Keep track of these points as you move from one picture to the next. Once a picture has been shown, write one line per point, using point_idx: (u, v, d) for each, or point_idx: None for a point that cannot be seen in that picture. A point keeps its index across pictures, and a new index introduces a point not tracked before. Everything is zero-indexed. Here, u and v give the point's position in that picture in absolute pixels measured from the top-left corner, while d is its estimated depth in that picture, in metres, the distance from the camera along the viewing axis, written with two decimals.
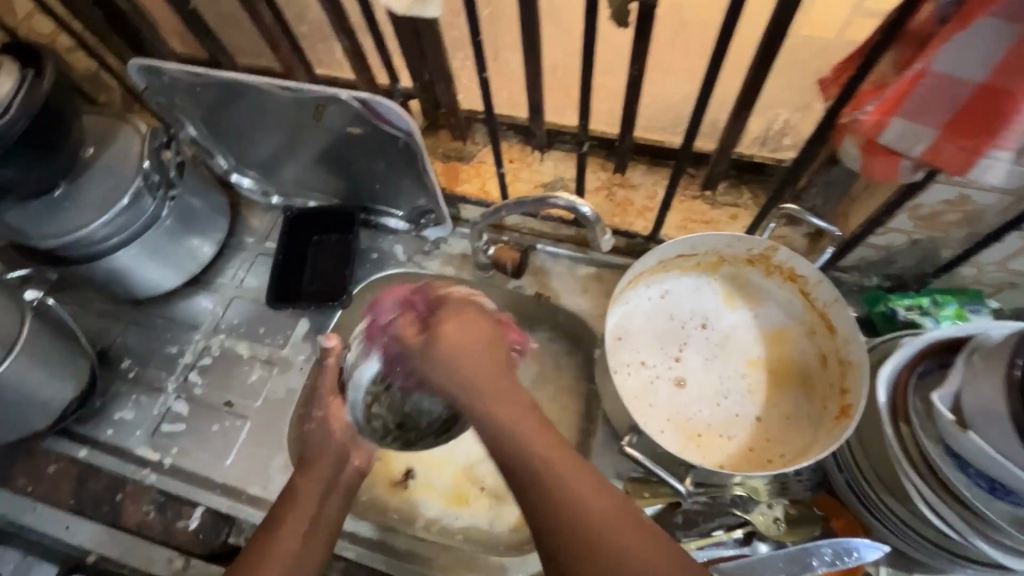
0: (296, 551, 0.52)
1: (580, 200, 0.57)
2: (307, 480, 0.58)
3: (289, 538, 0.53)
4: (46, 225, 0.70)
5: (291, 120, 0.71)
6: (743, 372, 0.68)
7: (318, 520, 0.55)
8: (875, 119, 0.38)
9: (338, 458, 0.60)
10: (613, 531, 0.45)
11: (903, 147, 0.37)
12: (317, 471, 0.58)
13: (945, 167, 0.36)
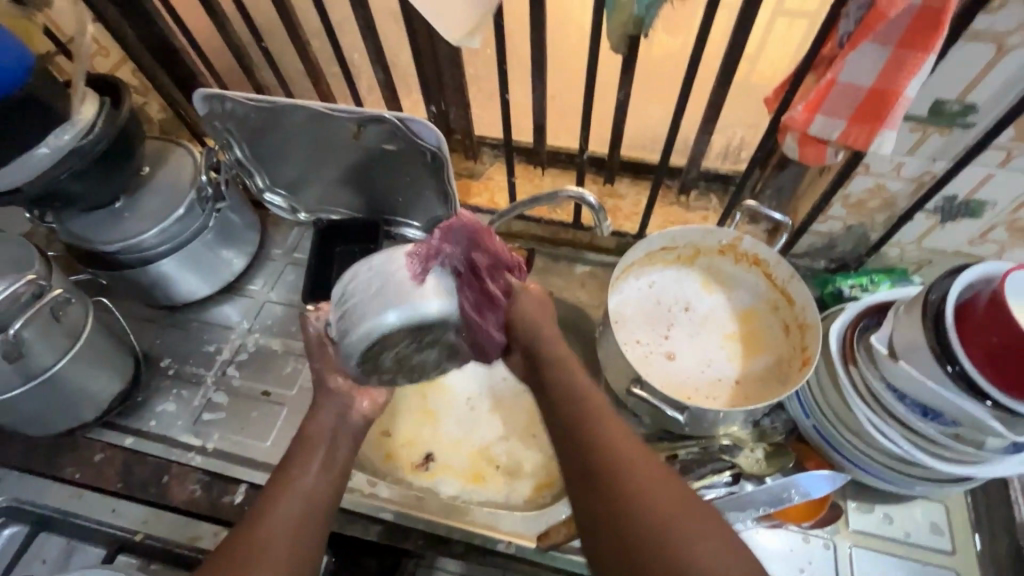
0: (310, 485, 0.57)
1: (585, 191, 0.68)
2: (316, 435, 0.61)
3: (305, 473, 0.57)
4: (107, 232, 0.78)
5: (330, 141, 0.83)
6: (722, 344, 0.79)
7: (330, 454, 0.60)
8: (805, 115, 0.52)
9: (361, 401, 0.65)
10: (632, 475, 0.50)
11: (827, 134, 0.52)
12: (325, 413, 0.63)
13: (854, 144, 0.51)
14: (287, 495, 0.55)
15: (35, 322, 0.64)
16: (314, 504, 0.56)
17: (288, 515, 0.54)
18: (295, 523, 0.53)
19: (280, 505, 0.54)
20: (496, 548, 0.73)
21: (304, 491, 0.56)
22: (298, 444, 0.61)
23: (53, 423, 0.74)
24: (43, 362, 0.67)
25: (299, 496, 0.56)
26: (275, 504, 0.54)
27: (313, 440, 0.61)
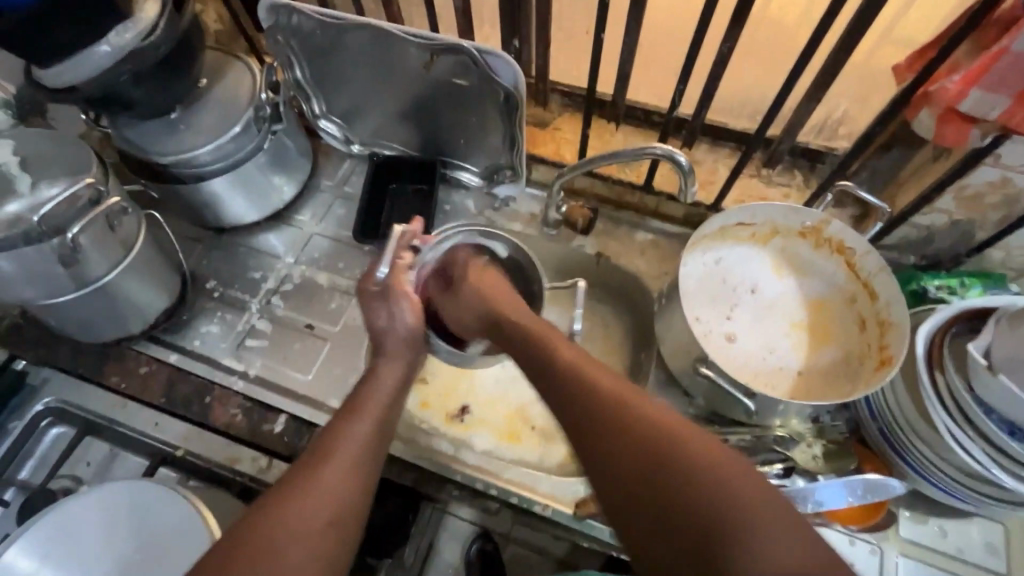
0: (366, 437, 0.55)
1: (676, 150, 0.63)
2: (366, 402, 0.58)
3: (361, 424, 0.55)
4: (163, 143, 0.75)
5: (397, 69, 0.78)
6: (789, 331, 0.75)
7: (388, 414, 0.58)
8: (958, 88, 0.50)
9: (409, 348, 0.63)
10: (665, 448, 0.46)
11: (982, 111, 0.51)
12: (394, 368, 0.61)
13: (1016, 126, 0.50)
14: (336, 456, 0.52)
15: (90, 230, 0.62)
16: (357, 478, 0.52)
17: (336, 476, 0.51)
18: (338, 492, 0.50)
19: (329, 464, 0.51)
20: (531, 509, 0.72)
21: (355, 451, 0.53)
22: (350, 402, 0.58)
23: (101, 331, 0.74)
24: (96, 271, 0.66)
25: (351, 457, 0.52)
26: (323, 465, 0.51)
27: (364, 409, 0.57)
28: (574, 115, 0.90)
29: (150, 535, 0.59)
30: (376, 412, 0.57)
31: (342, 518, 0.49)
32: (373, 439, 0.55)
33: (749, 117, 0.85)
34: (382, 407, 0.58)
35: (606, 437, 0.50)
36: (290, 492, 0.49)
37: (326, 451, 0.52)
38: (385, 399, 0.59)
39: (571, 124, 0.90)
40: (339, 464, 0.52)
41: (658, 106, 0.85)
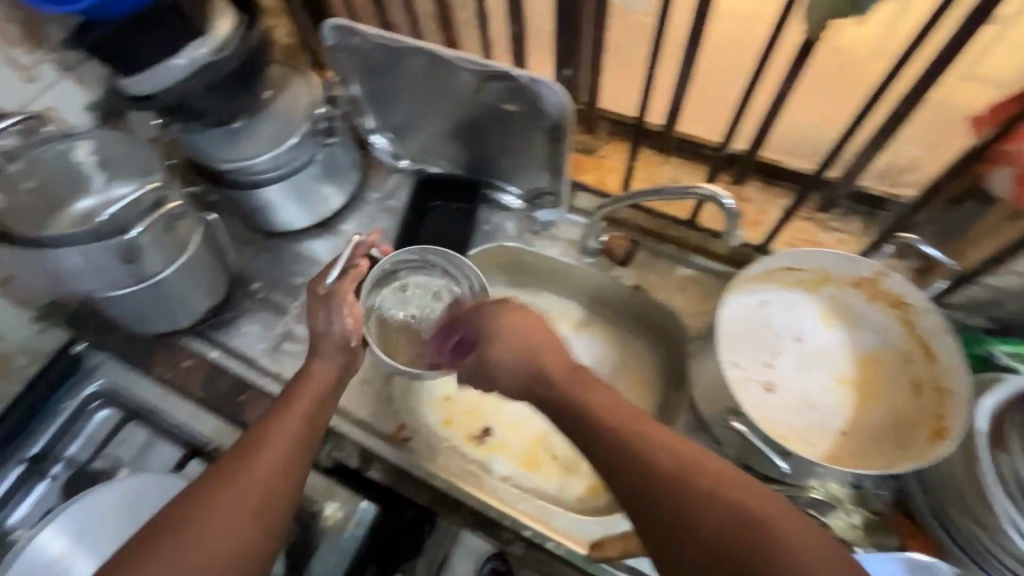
0: (295, 430, 0.57)
1: (722, 192, 0.61)
2: (299, 396, 0.60)
3: (291, 418, 0.58)
4: (224, 151, 0.79)
5: (451, 91, 0.79)
6: (833, 387, 0.70)
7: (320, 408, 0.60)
8: None
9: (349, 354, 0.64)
10: (750, 531, 0.43)
11: None
12: (328, 362, 0.63)
13: None
14: (258, 458, 0.54)
15: (151, 230, 0.66)
16: (283, 467, 0.55)
17: (253, 477, 0.53)
18: (253, 494, 0.52)
19: (255, 464, 0.54)
20: (544, 544, 0.70)
21: (280, 451, 0.55)
22: (286, 397, 0.60)
23: (152, 323, 0.78)
24: (152, 268, 0.70)
25: (276, 457, 0.55)
26: (248, 466, 0.53)
27: (297, 402, 0.59)
28: (622, 142, 0.89)
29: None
30: (303, 413, 0.59)
31: (262, 522, 0.52)
32: (304, 432, 0.58)
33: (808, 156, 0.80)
34: (310, 407, 0.59)
35: (715, 551, 0.44)
36: (213, 490, 0.52)
37: (249, 450, 0.55)
38: (319, 394, 0.61)
39: (617, 153, 0.89)
40: (262, 465, 0.54)
41: (710, 139, 0.82)
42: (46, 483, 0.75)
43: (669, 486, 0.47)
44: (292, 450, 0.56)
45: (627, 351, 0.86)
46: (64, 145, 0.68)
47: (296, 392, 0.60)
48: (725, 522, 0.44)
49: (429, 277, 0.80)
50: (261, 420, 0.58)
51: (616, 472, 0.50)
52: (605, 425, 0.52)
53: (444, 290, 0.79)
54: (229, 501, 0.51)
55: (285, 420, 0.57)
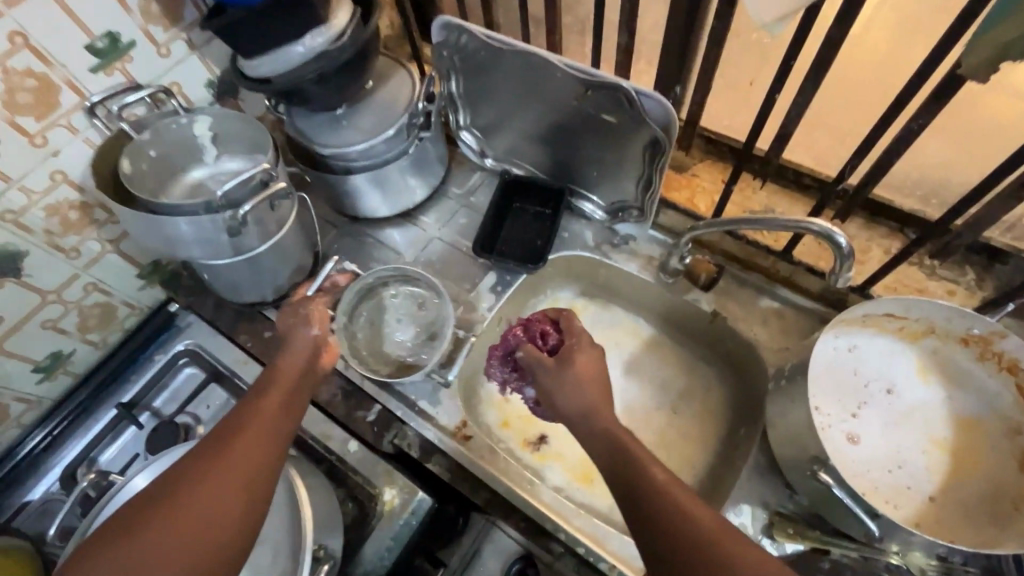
0: (273, 414, 0.56)
1: (836, 229, 0.58)
2: (275, 384, 0.60)
3: (269, 403, 0.57)
4: (326, 136, 0.82)
5: (550, 95, 0.79)
6: (925, 448, 0.66)
7: (295, 393, 0.60)
8: None
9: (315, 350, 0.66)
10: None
11: None
12: (294, 355, 0.64)
13: None
14: (231, 446, 0.52)
15: (256, 207, 0.69)
16: (267, 448, 0.53)
17: (236, 459, 0.51)
18: (238, 474, 0.50)
19: (230, 450, 0.51)
20: (597, 565, 0.68)
21: (262, 433, 0.54)
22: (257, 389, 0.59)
23: (242, 293, 0.83)
24: (251, 243, 0.74)
25: (252, 443, 0.53)
26: (223, 452, 0.51)
27: (271, 389, 0.59)
28: (715, 163, 0.87)
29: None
30: (276, 404, 0.57)
31: (239, 506, 0.49)
32: (282, 414, 0.57)
33: (921, 197, 0.75)
34: (283, 398, 0.59)
35: None
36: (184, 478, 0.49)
37: (231, 434, 0.53)
38: (290, 382, 0.61)
39: (710, 173, 0.87)
40: (237, 451, 0.52)
41: (814, 169, 0.80)
42: (134, 430, 0.81)
43: (693, 536, 0.46)
44: (267, 437, 0.54)
45: (696, 376, 0.85)
46: (185, 120, 0.72)
47: (266, 383, 0.60)
48: None
49: (414, 289, 0.85)
50: (233, 412, 0.56)
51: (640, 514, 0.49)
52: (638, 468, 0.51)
53: (427, 301, 0.84)
54: (201, 488, 0.48)
55: (263, 405, 0.57)
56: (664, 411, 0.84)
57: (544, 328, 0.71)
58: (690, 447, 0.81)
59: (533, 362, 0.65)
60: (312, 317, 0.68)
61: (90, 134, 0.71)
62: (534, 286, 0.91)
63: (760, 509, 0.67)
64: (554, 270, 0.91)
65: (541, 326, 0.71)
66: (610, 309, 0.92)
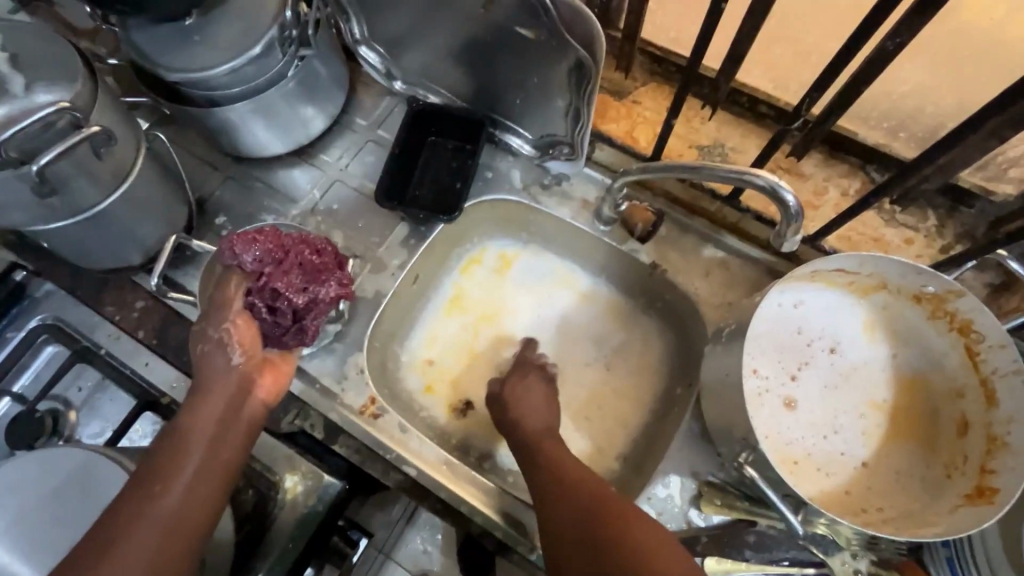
0: (177, 504, 0.49)
1: (783, 183, 0.49)
2: (180, 457, 0.51)
3: (173, 489, 0.49)
4: (174, 57, 0.63)
5: (460, 1, 0.62)
6: (862, 412, 0.61)
7: (211, 462, 0.52)
8: None
9: (241, 386, 0.57)
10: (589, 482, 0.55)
11: None
12: (207, 410, 0.54)
13: None
14: (119, 549, 0.46)
15: (70, 156, 0.54)
16: (169, 549, 0.47)
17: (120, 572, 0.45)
18: None
19: (158, 501, 0.48)
20: (517, 548, 0.64)
21: (157, 530, 0.47)
22: (159, 460, 0.51)
23: (98, 260, 0.69)
24: (87, 200, 0.59)
25: (184, 490, 0.50)
26: (110, 549, 0.46)
27: (176, 467, 0.50)
28: (660, 86, 0.75)
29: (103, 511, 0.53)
30: (206, 441, 0.53)
31: (173, 559, 0.47)
32: (189, 501, 0.50)
33: (889, 130, 0.67)
34: (213, 427, 0.54)
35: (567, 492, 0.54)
36: (106, 534, 0.46)
37: (118, 532, 0.47)
38: (202, 454, 0.52)
39: (654, 98, 0.75)
40: (162, 508, 0.48)
41: (770, 94, 0.69)
42: None
43: (555, 459, 0.58)
44: (174, 527, 0.48)
45: (632, 331, 0.78)
46: None
47: (169, 455, 0.51)
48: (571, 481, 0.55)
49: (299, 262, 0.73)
50: (130, 491, 0.49)
51: (538, 472, 0.58)
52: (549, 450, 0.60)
53: None
54: (128, 545, 0.46)
55: (166, 494, 0.49)
56: (598, 369, 0.77)
57: (314, 259, 0.63)
58: (623, 409, 0.76)
59: (289, 319, 0.61)
60: (233, 340, 0.58)
61: None
62: (455, 235, 0.79)
63: (689, 480, 0.63)
64: (480, 219, 0.80)
65: (305, 252, 0.63)
66: (543, 258, 0.82)
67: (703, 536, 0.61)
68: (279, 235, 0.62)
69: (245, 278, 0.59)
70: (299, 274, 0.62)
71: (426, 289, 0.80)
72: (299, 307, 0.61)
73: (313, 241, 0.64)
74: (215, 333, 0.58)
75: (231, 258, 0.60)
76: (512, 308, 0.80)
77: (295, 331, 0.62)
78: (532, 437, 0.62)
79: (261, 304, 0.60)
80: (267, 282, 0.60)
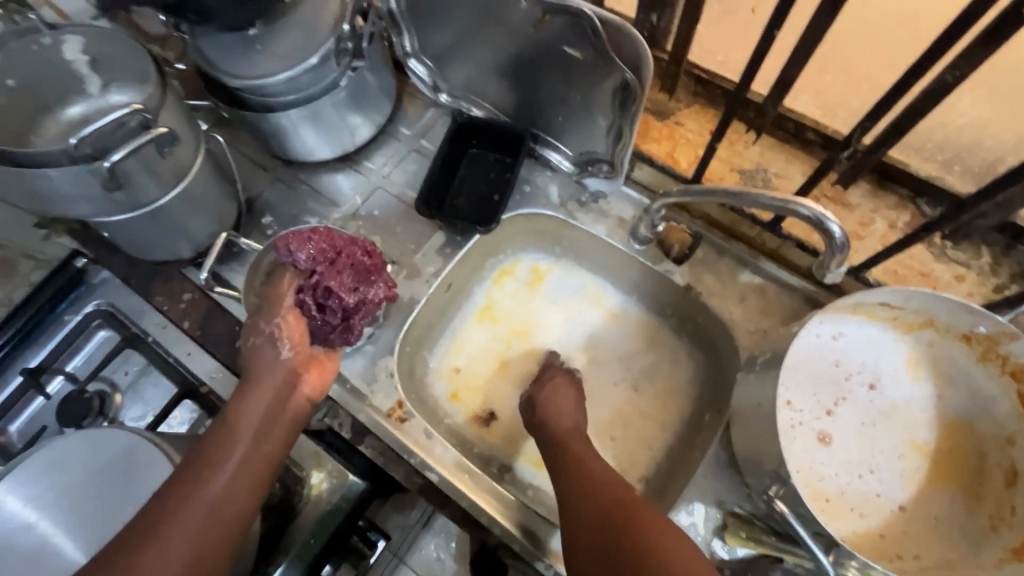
0: (219, 493, 0.51)
1: (829, 214, 0.49)
2: (224, 448, 0.53)
3: (216, 478, 0.51)
4: (236, 64, 0.66)
5: (512, 19, 0.63)
6: (902, 453, 0.59)
7: (253, 456, 0.54)
8: None
9: (289, 378, 0.60)
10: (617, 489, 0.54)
11: None
12: (255, 403, 0.57)
13: None
14: (162, 532, 0.48)
15: (137, 155, 0.57)
16: (208, 536, 0.49)
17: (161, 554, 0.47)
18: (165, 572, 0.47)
19: (202, 489, 0.51)
20: (534, 564, 0.64)
21: (199, 516, 0.50)
22: (206, 449, 0.53)
23: (151, 252, 0.73)
24: (149, 195, 0.63)
25: (226, 481, 0.52)
26: (154, 531, 0.48)
27: (221, 458, 0.53)
28: (704, 109, 0.75)
29: (141, 495, 0.55)
30: (252, 433, 0.55)
31: (213, 546, 0.50)
32: (229, 492, 0.52)
33: (942, 163, 0.66)
34: (259, 421, 0.56)
35: (593, 497, 0.54)
36: (154, 514, 0.49)
37: (162, 515, 0.49)
38: (246, 446, 0.54)
39: (697, 120, 0.75)
40: (205, 496, 0.50)
41: (818, 122, 0.68)
42: (42, 400, 0.73)
43: (583, 464, 0.58)
44: (213, 516, 0.50)
45: (661, 351, 0.78)
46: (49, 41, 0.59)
47: (215, 446, 0.53)
48: (598, 486, 0.55)
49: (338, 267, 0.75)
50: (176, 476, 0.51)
51: (564, 475, 0.58)
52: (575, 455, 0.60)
53: None
54: (172, 530, 0.48)
55: (210, 483, 0.51)
56: (624, 390, 0.76)
57: (365, 260, 0.67)
58: (648, 430, 0.74)
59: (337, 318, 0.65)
60: (283, 335, 0.61)
61: None
62: (489, 246, 0.80)
63: (714, 509, 0.62)
64: (513, 232, 0.81)
65: (356, 254, 0.67)
66: (574, 274, 0.82)
67: (727, 567, 0.60)
68: (332, 235, 0.66)
69: (298, 276, 0.64)
70: (349, 274, 0.66)
71: (457, 297, 0.81)
72: (348, 307, 0.65)
73: (364, 244, 0.68)
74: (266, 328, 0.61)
75: (286, 256, 0.64)
76: (542, 322, 0.81)
77: (342, 329, 0.66)
78: (558, 442, 0.62)
79: (312, 301, 0.64)
80: (319, 280, 0.64)
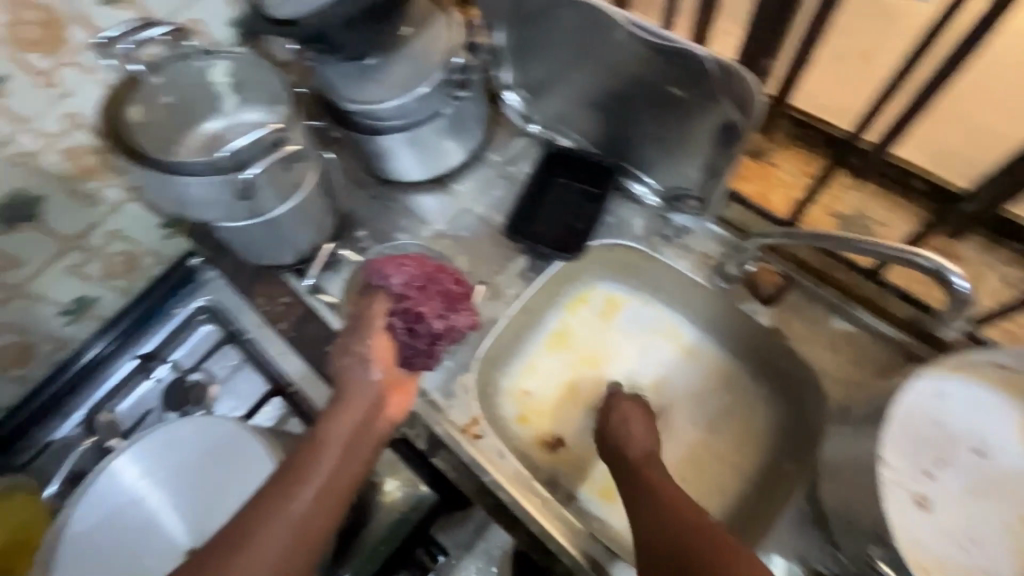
0: (305, 511, 0.52)
1: (948, 265, 0.49)
2: (312, 465, 0.54)
3: (303, 495, 0.52)
4: (352, 90, 0.72)
5: (616, 57, 0.66)
6: (1011, 528, 0.55)
7: (338, 475, 0.55)
8: None
9: (376, 399, 0.60)
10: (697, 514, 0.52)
11: None
12: (342, 423, 0.57)
13: None
14: (253, 543, 0.50)
15: (268, 169, 0.63)
16: (293, 552, 0.50)
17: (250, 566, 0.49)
18: None
19: (290, 504, 0.52)
20: None
21: (286, 532, 0.51)
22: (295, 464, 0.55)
23: (258, 253, 0.77)
24: (268, 204, 0.68)
25: (312, 498, 0.53)
26: (245, 542, 0.50)
27: (309, 475, 0.54)
28: (802, 152, 0.77)
29: (235, 487, 0.59)
30: (338, 451, 0.56)
31: (296, 562, 0.51)
32: (314, 510, 0.52)
33: None
34: (345, 441, 0.56)
35: (672, 517, 0.53)
36: (244, 526, 0.50)
37: (253, 526, 0.50)
38: (333, 465, 0.55)
39: (794, 163, 0.77)
40: (292, 512, 0.51)
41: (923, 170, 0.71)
42: (152, 383, 0.82)
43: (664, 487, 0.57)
44: (299, 533, 0.51)
45: (737, 393, 0.76)
46: (201, 64, 0.66)
47: (304, 462, 0.54)
48: (675, 507, 0.54)
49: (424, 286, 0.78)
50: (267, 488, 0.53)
51: (641, 496, 0.57)
52: (653, 479, 0.58)
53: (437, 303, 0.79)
54: (261, 541, 0.50)
55: (297, 500, 0.52)
56: (698, 429, 0.75)
57: (453, 288, 0.69)
58: (721, 473, 0.73)
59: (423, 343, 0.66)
60: (372, 356, 0.61)
61: (104, 74, 0.67)
62: (569, 273, 0.82)
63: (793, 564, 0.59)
64: (594, 261, 0.82)
65: (446, 283, 0.69)
66: (650, 307, 0.82)
67: None
68: (425, 262, 0.69)
69: (390, 300, 0.64)
70: (439, 301, 0.67)
71: (533, 321, 0.82)
72: (436, 332, 0.66)
73: (452, 275, 0.71)
74: (353, 352, 0.61)
75: (380, 281, 0.65)
76: (616, 353, 0.81)
77: (427, 354, 0.66)
78: (636, 467, 0.61)
79: (401, 325, 0.64)
80: (410, 305, 0.65)
